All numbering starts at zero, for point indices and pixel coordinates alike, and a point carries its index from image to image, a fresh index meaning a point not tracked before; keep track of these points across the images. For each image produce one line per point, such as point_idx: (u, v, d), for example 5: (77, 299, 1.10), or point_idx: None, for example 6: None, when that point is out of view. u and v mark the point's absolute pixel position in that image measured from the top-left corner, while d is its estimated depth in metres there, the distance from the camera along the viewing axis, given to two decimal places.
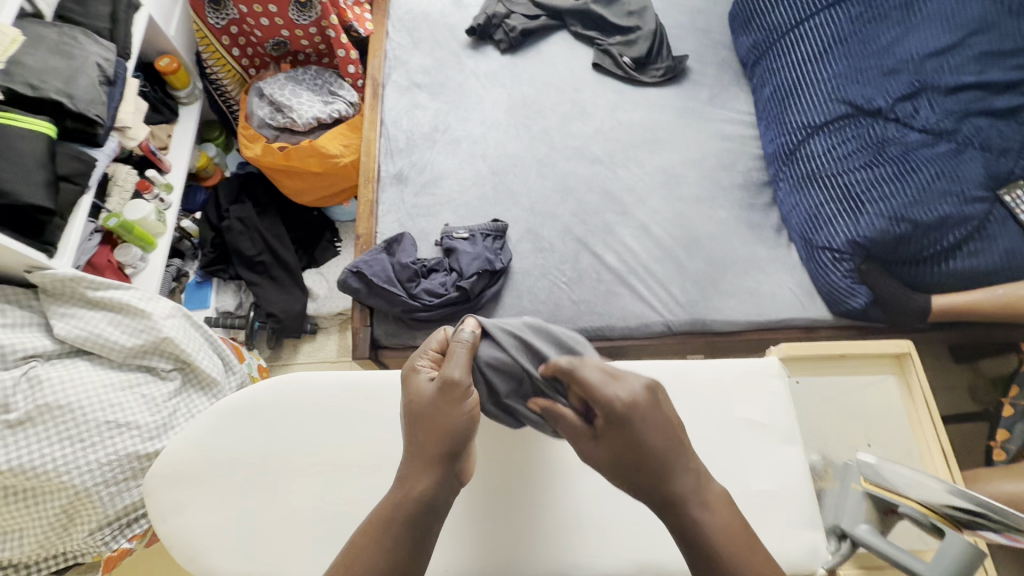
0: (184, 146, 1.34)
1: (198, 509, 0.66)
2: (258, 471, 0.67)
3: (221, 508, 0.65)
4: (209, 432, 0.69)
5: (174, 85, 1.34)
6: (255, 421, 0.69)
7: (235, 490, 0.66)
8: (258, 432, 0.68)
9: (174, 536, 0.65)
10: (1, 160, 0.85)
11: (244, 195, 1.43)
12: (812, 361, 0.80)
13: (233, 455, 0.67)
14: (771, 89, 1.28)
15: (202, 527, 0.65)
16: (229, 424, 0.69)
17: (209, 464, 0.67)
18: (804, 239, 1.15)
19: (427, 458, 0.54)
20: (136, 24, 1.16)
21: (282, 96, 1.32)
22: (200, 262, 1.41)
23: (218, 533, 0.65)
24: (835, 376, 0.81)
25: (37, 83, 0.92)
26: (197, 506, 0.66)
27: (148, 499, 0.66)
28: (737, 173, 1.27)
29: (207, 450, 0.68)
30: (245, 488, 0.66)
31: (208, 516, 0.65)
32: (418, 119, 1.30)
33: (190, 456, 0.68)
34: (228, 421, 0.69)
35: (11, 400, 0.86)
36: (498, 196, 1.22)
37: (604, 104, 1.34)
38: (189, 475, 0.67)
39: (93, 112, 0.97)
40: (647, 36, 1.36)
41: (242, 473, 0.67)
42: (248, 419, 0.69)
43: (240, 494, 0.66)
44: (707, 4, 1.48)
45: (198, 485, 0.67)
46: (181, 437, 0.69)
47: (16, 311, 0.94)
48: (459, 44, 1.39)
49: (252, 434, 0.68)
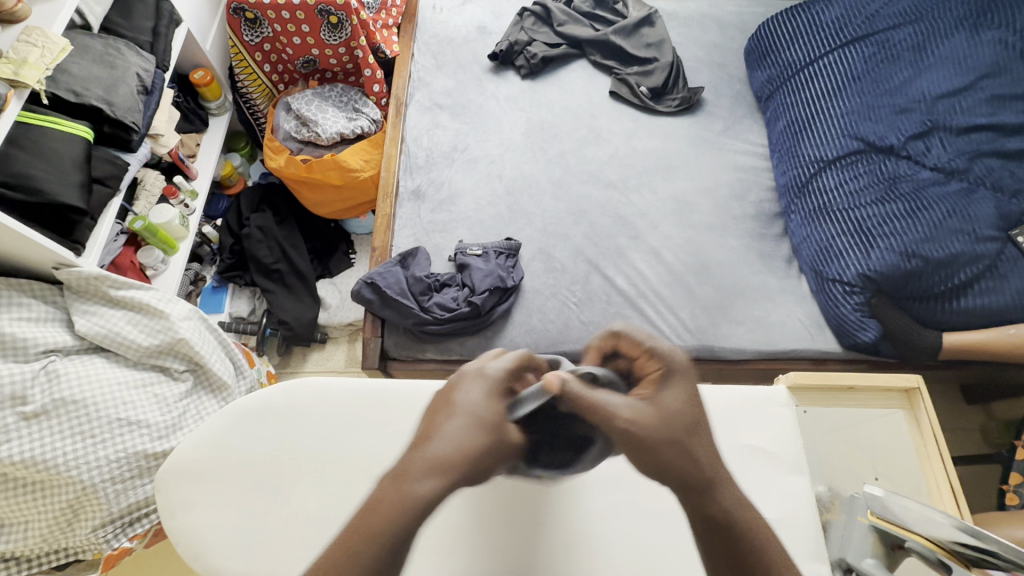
0: (211, 155, 1.38)
1: (207, 506, 0.66)
2: (266, 474, 0.67)
3: (229, 507, 0.66)
4: (222, 432, 0.70)
5: (205, 96, 1.39)
6: (267, 424, 0.70)
7: (242, 491, 0.67)
8: (268, 435, 0.69)
9: (182, 532, 0.66)
10: (41, 160, 0.89)
11: (265, 204, 1.48)
12: (820, 392, 0.80)
13: (244, 455, 0.68)
14: (784, 122, 1.30)
15: (209, 525, 0.66)
16: (243, 425, 0.70)
17: (221, 462, 0.68)
18: (815, 271, 1.16)
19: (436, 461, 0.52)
20: (174, 39, 1.22)
21: (308, 111, 1.37)
22: (218, 266, 1.44)
23: (224, 531, 0.65)
24: (842, 408, 0.80)
25: (80, 90, 0.97)
26: (205, 502, 0.67)
27: (159, 493, 0.67)
28: (749, 204, 1.30)
29: (219, 448, 0.69)
30: (252, 490, 0.67)
31: (216, 512, 0.66)
32: (438, 138, 1.33)
33: (203, 452, 0.69)
34: (241, 422, 0.70)
35: (28, 391, 0.88)
36: (512, 215, 1.24)
37: (620, 130, 1.38)
38: (199, 473, 0.68)
39: (129, 118, 1.02)
40: (664, 68, 1.41)
41: (251, 473, 0.68)
42: (261, 421, 0.70)
43: (248, 493, 0.67)
44: (724, 39, 1.52)
45: (208, 482, 0.68)
46: (196, 435, 0.70)
47: (40, 305, 0.95)
48: (481, 68, 1.44)
49: (263, 437, 0.69)
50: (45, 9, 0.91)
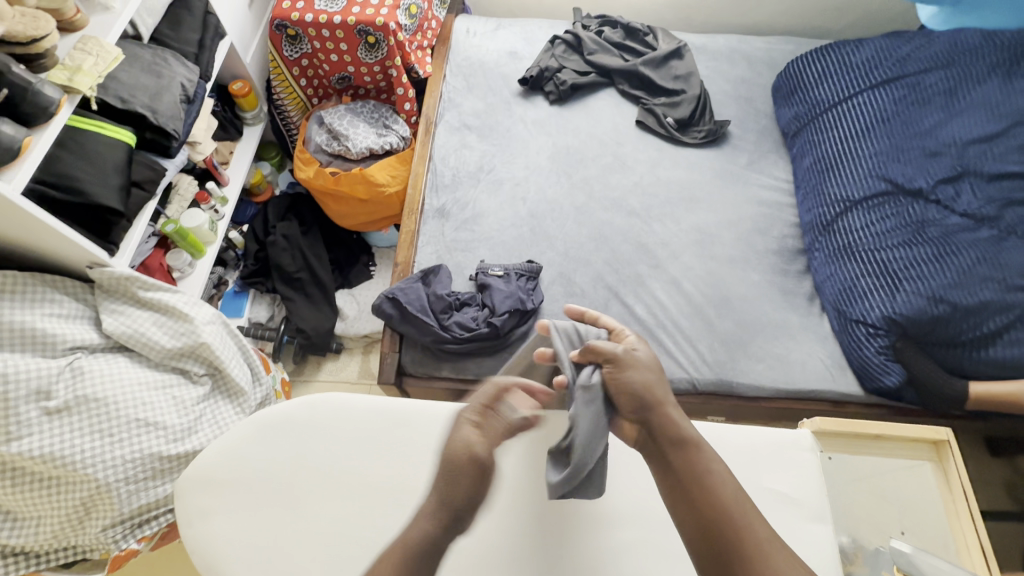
0: (244, 163, 1.42)
1: (223, 517, 0.66)
2: (284, 487, 0.68)
3: (245, 520, 0.66)
4: (241, 442, 0.70)
5: (243, 106, 1.43)
6: (286, 437, 0.70)
7: (259, 504, 0.67)
8: (289, 447, 0.70)
9: (196, 543, 0.66)
10: (85, 162, 0.92)
11: (291, 213, 1.51)
12: (848, 439, 0.79)
13: (263, 467, 0.68)
14: (811, 159, 1.31)
15: (225, 537, 0.65)
16: (264, 436, 0.70)
17: (239, 473, 0.68)
18: (838, 310, 1.15)
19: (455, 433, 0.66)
20: (217, 51, 1.26)
21: (340, 125, 1.41)
22: (242, 272, 1.46)
23: (236, 544, 0.65)
24: (868, 458, 0.78)
25: (126, 97, 1.00)
26: (221, 514, 0.66)
27: (177, 501, 0.67)
28: (772, 238, 1.30)
29: (238, 459, 0.69)
30: (270, 503, 0.67)
31: (233, 523, 0.66)
32: (465, 158, 1.35)
33: (222, 462, 0.69)
34: (260, 433, 0.70)
35: (53, 386, 0.89)
36: (535, 238, 1.25)
37: (645, 159, 1.39)
38: (218, 483, 0.68)
39: (170, 126, 1.05)
40: (691, 100, 1.43)
41: (267, 486, 0.68)
42: (279, 434, 0.70)
43: (263, 506, 0.66)
44: (752, 74, 1.54)
45: (224, 492, 0.67)
46: (217, 444, 0.70)
47: (70, 302, 0.97)
48: (511, 92, 1.46)
49: (284, 449, 0.70)
50: (101, 20, 0.94)
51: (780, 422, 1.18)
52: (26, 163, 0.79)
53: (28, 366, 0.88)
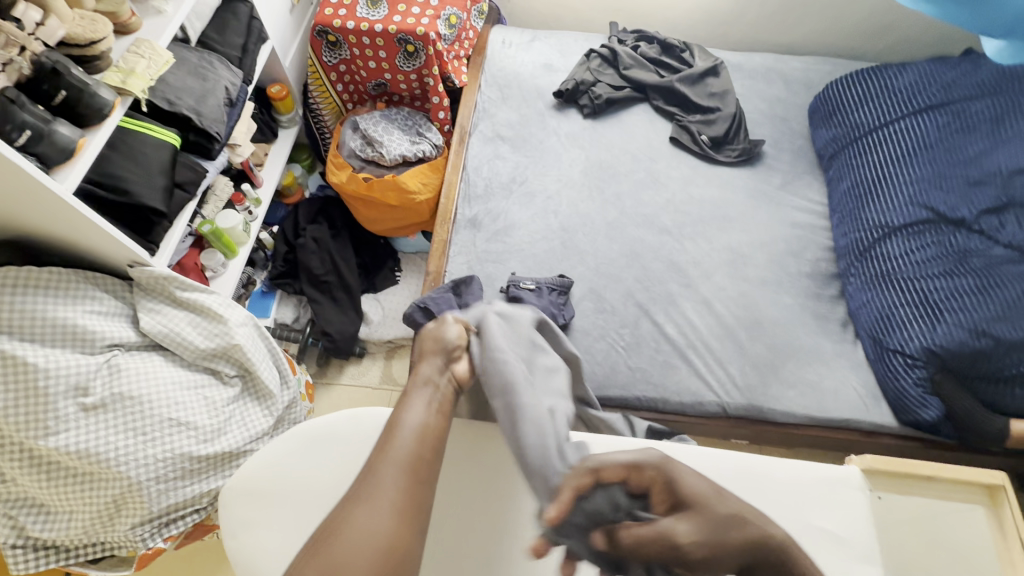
0: (278, 165, 1.43)
1: (267, 529, 0.66)
2: (328, 501, 0.67)
3: (289, 532, 0.66)
4: (287, 453, 0.70)
5: (279, 109, 1.45)
6: (333, 449, 0.70)
7: (304, 517, 0.67)
8: (333, 460, 0.70)
9: (240, 553, 0.66)
10: (132, 163, 0.94)
11: (321, 216, 1.52)
12: (893, 478, 0.76)
13: (307, 480, 0.69)
14: (848, 184, 1.30)
15: (269, 549, 0.66)
16: (309, 448, 0.70)
17: (284, 484, 0.69)
18: (874, 339, 1.14)
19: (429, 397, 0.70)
20: (260, 55, 1.27)
21: (375, 132, 1.42)
22: (270, 272, 1.47)
23: (283, 555, 0.65)
24: (921, 498, 0.76)
25: (173, 99, 1.02)
26: (266, 525, 0.67)
27: (222, 510, 0.68)
28: (805, 261, 1.28)
29: (283, 469, 0.69)
30: (314, 516, 0.67)
31: (277, 535, 0.66)
32: (498, 169, 1.35)
33: (267, 472, 0.69)
34: (305, 445, 0.70)
35: (92, 383, 0.90)
36: (566, 252, 1.25)
37: (678, 176, 1.38)
38: (262, 494, 0.68)
39: (213, 129, 1.06)
40: (727, 118, 1.42)
41: (315, 498, 0.67)
42: (326, 447, 0.70)
43: (307, 519, 0.67)
44: (788, 94, 1.52)
45: (270, 504, 0.67)
46: (262, 454, 0.70)
47: (111, 300, 0.98)
48: (545, 104, 1.46)
49: (328, 462, 0.70)
50: (153, 24, 0.96)
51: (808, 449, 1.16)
52: (79, 164, 0.80)
53: (68, 362, 0.89)
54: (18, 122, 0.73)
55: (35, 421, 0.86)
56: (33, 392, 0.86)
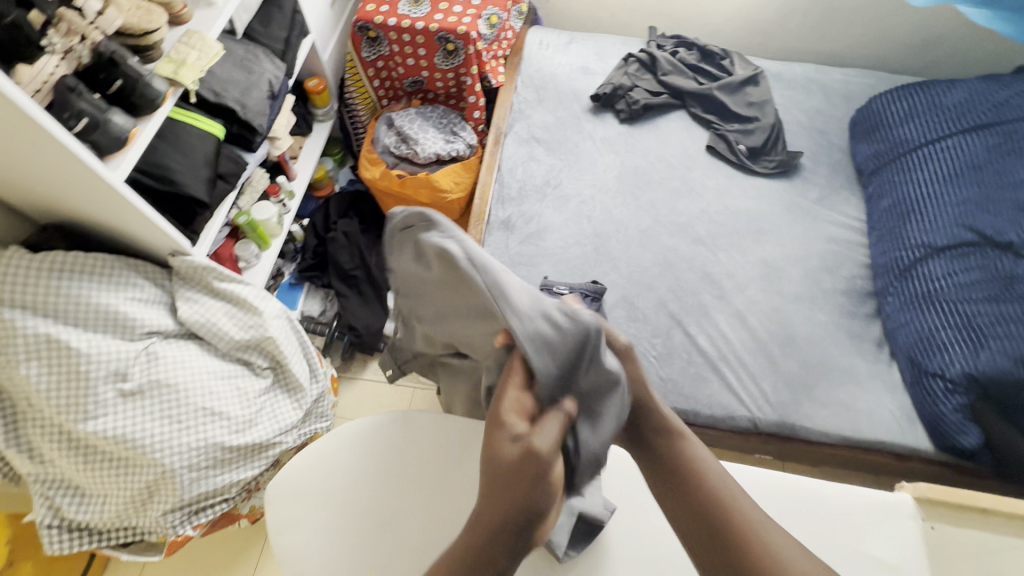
0: (312, 159, 1.44)
1: (310, 529, 0.75)
2: (369, 502, 0.77)
3: (332, 532, 0.75)
4: (334, 456, 0.80)
5: (315, 103, 1.45)
6: (374, 451, 0.80)
7: (345, 516, 0.76)
8: (373, 463, 0.80)
9: (285, 551, 0.74)
10: (179, 155, 0.94)
11: (352, 210, 1.53)
12: (951, 509, 0.77)
13: (349, 483, 0.78)
14: (889, 202, 1.27)
15: (312, 547, 0.74)
16: (351, 450, 0.80)
17: (326, 487, 0.78)
18: (911, 360, 1.11)
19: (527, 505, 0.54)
20: (301, 48, 1.28)
21: (411, 129, 1.42)
22: (299, 265, 1.48)
23: (325, 548, 0.74)
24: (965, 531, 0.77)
25: (219, 91, 1.02)
26: (309, 527, 0.76)
27: (270, 508, 0.77)
28: (841, 278, 1.26)
29: (325, 471, 0.79)
30: (355, 516, 0.76)
31: (321, 535, 0.75)
32: (532, 171, 1.34)
33: (311, 475, 0.79)
34: (346, 447, 0.80)
35: (130, 370, 0.91)
36: (599, 258, 1.24)
37: (713, 186, 1.36)
38: (308, 494, 0.77)
39: (256, 121, 1.07)
40: (765, 129, 1.40)
41: (359, 495, 0.78)
42: (369, 449, 0.80)
43: (349, 521, 0.76)
44: (829, 106, 1.50)
45: (316, 505, 0.77)
46: (306, 457, 0.80)
47: (151, 288, 0.99)
48: (581, 107, 1.45)
49: (369, 466, 0.79)
50: (204, 15, 0.96)
51: (838, 469, 1.15)
52: (130, 153, 0.81)
53: (110, 348, 0.90)
54: (76, 110, 0.73)
55: (76, 404, 0.87)
56: (76, 376, 0.87)
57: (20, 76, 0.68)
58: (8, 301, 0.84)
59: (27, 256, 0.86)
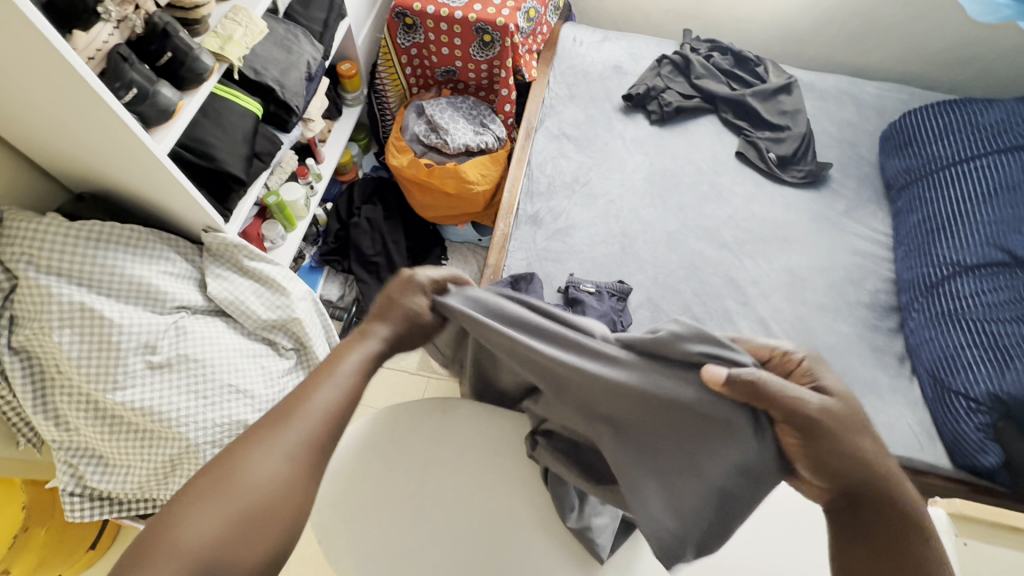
0: (340, 143, 1.43)
1: (349, 514, 0.69)
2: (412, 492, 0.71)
3: (371, 520, 0.69)
4: (357, 455, 0.72)
5: (346, 87, 1.45)
6: (415, 435, 0.75)
7: (385, 503, 0.71)
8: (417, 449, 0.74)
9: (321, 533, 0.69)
10: (219, 131, 0.94)
11: (375, 196, 1.53)
12: (976, 526, 0.77)
13: (392, 468, 0.73)
14: (918, 218, 1.27)
15: (350, 534, 0.68)
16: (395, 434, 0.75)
17: (367, 470, 0.72)
18: (934, 378, 1.11)
19: (360, 351, 0.58)
20: (337, 31, 1.27)
21: (441, 118, 1.41)
22: (321, 248, 1.47)
23: (368, 540, 0.68)
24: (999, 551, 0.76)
25: (259, 70, 1.02)
26: (347, 510, 0.70)
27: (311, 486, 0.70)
28: (865, 291, 1.26)
29: (367, 453, 0.73)
30: (395, 504, 0.71)
31: (361, 521, 0.69)
32: (561, 167, 1.34)
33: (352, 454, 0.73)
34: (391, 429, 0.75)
35: (159, 342, 0.91)
36: (625, 258, 1.23)
37: (741, 193, 1.36)
38: (346, 475, 0.72)
39: (295, 101, 1.07)
40: (796, 138, 1.39)
41: (404, 485, 0.72)
42: (414, 432, 0.75)
43: (388, 508, 0.70)
44: (859, 119, 1.49)
45: (357, 489, 0.71)
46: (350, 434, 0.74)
47: (181, 262, 0.99)
48: (612, 106, 1.45)
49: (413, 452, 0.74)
50: None
51: None
52: (176, 124, 0.82)
53: (141, 320, 0.90)
54: (126, 80, 0.74)
55: (105, 373, 0.87)
56: (107, 346, 0.87)
57: (76, 42, 0.68)
58: (44, 267, 0.84)
59: (66, 223, 0.86)
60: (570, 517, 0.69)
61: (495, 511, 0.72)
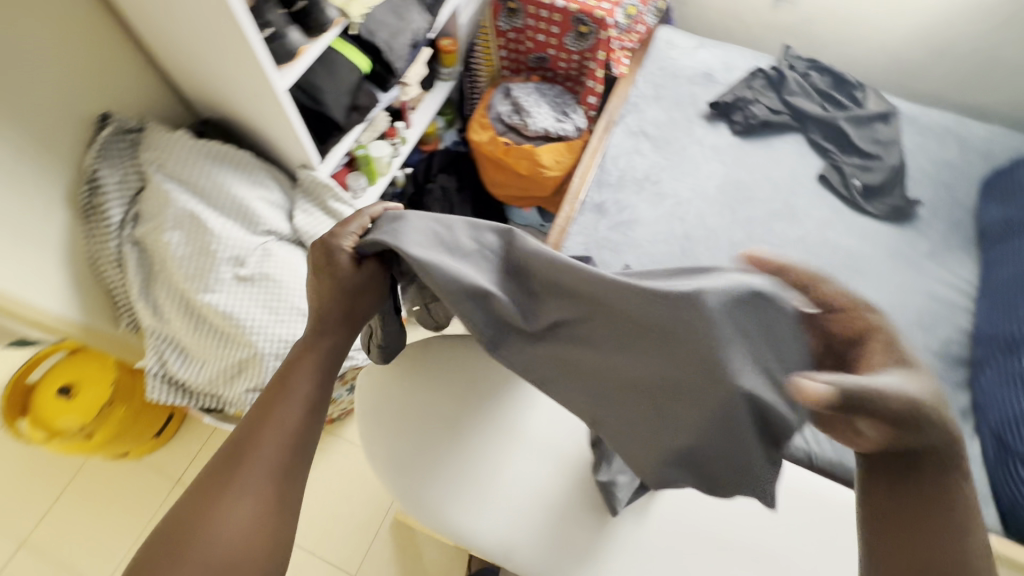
0: (429, 112, 1.51)
1: (388, 423, 0.69)
2: (450, 416, 0.70)
3: (406, 436, 0.69)
4: (389, 380, 0.72)
5: (443, 62, 1.54)
6: (465, 362, 0.73)
7: (422, 422, 0.69)
8: (461, 379, 0.72)
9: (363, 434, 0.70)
10: (330, 79, 1.04)
11: (452, 167, 1.61)
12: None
13: (435, 390, 0.71)
14: (1011, 272, 1.18)
15: (385, 444, 0.69)
16: (444, 358, 0.73)
17: (412, 385, 0.71)
18: (998, 438, 1.03)
19: (311, 368, 0.59)
20: (446, 7, 1.36)
21: (526, 102, 1.47)
22: (395, 208, 1.55)
23: (401, 454, 0.68)
24: None
25: (373, 31, 1.11)
26: (385, 421, 0.70)
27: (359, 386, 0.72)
28: (935, 338, 1.19)
29: (414, 369, 0.72)
30: (432, 426, 0.69)
31: (396, 434, 0.69)
32: (635, 163, 1.36)
33: (401, 368, 0.72)
34: (443, 351, 0.74)
35: (247, 258, 1.02)
36: (683, 260, 1.24)
37: (817, 216, 1.32)
38: (392, 386, 0.71)
39: (397, 64, 1.16)
40: (887, 169, 1.34)
41: (444, 410, 0.70)
42: (466, 357, 0.73)
43: (424, 428, 0.69)
44: (963, 161, 1.41)
45: (397, 401, 0.71)
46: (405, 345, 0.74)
47: (277, 193, 1.10)
48: (697, 111, 1.45)
49: (459, 380, 0.72)
50: None
51: None
52: (298, 65, 0.92)
53: (236, 235, 1.01)
54: (264, 19, 0.85)
55: (200, 275, 0.99)
56: (205, 251, 0.99)
57: None
58: (169, 174, 0.97)
59: (191, 141, 0.99)
60: (602, 470, 0.64)
61: (519, 463, 0.68)
